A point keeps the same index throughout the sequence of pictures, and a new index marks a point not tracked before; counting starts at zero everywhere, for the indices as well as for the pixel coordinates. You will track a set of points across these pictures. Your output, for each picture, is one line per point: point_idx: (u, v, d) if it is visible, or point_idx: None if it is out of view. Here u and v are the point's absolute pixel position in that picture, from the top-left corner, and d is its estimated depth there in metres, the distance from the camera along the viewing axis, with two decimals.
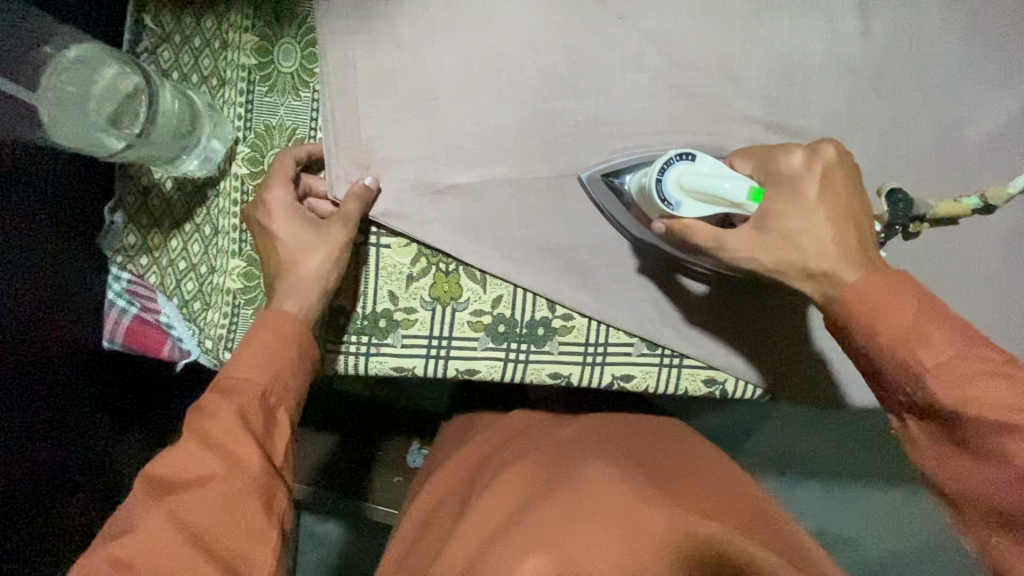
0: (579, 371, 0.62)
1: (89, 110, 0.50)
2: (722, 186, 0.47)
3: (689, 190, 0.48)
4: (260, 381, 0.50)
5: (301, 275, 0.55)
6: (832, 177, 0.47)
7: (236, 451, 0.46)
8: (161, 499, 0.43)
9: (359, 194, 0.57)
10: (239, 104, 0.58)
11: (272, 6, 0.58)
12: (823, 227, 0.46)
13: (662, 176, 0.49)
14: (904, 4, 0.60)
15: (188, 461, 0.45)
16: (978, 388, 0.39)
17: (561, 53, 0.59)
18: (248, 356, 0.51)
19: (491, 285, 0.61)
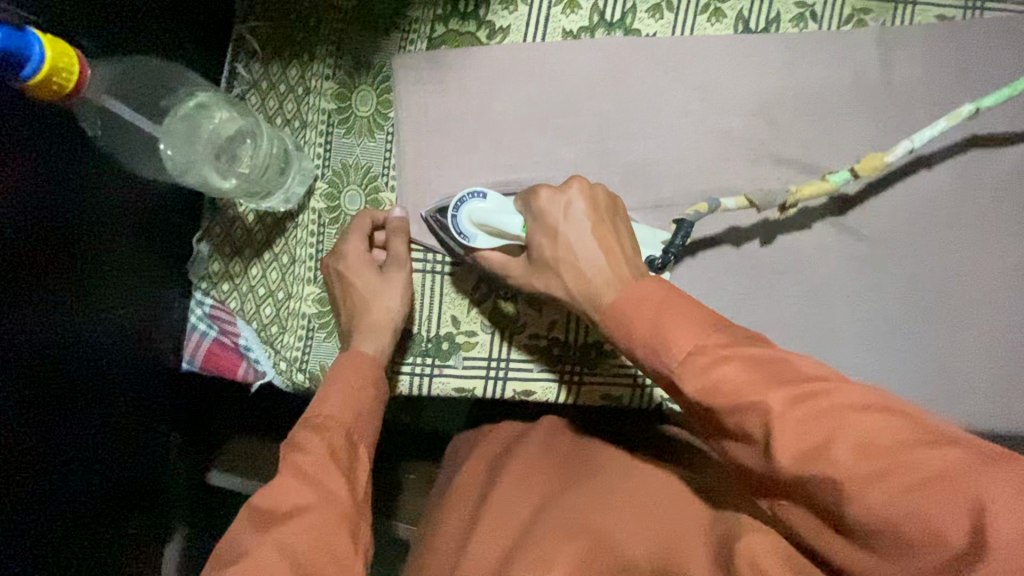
0: (629, 392, 0.65)
1: (199, 152, 0.56)
2: (508, 220, 0.53)
3: (478, 225, 0.55)
4: (346, 420, 0.54)
5: (376, 314, 0.59)
6: (574, 212, 0.49)
7: (328, 484, 0.48)
8: (266, 527, 0.46)
9: (400, 229, 0.62)
10: (319, 144, 0.64)
11: (352, 58, 0.64)
12: (583, 260, 0.48)
13: (457, 212, 0.57)
14: (923, 60, 0.66)
15: (284, 493, 0.48)
16: (712, 374, 0.38)
17: (613, 100, 0.65)
18: (337, 393, 0.55)
19: (548, 310, 0.65)
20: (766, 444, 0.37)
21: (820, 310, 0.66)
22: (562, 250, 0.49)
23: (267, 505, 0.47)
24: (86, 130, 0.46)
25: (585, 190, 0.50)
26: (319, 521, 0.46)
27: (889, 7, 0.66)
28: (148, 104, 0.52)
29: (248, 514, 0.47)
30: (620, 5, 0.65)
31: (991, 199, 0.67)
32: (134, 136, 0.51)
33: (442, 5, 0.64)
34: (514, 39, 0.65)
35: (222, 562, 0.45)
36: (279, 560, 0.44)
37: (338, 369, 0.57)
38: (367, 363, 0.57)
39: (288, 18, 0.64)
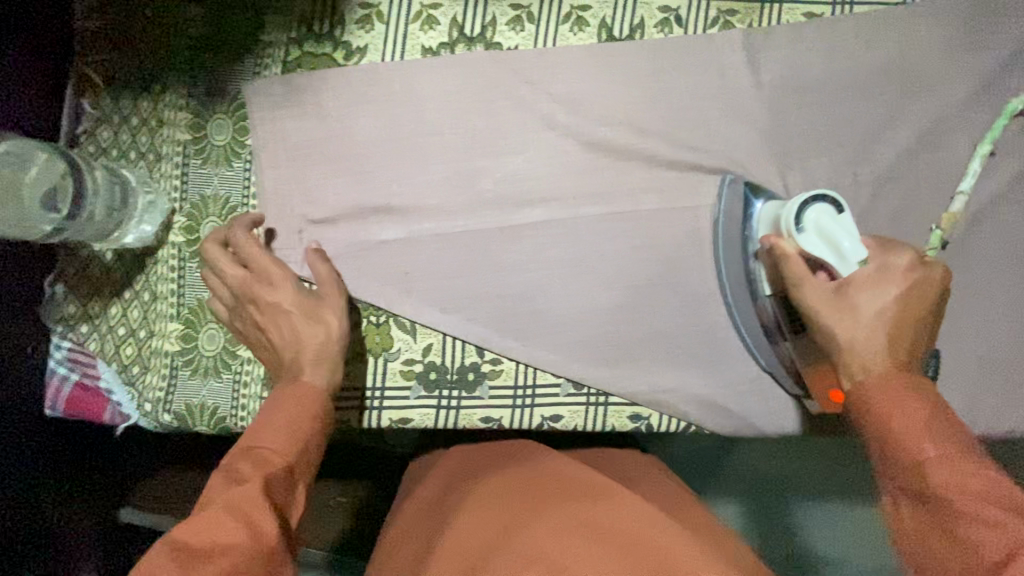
0: (509, 415, 0.64)
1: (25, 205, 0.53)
2: (847, 244, 0.50)
3: (830, 229, 0.51)
4: (282, 450, 0.50)
5: (311, 343, 0.55)
6: (925, 285, 0.49)
7: (258, 518, 0.43)
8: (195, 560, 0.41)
9: (320, 254, 0.59)
10: (175, 177, 0.62)
11: (204, 86, 0.63)
12: (890, 304, 0.48)
13: (811, 202, 0.52)
14: (791, 59, 0.65)
15: (211, 527, 0.43)
16: (970, 483, 0.41)
17: (478, 116, 0.64)
18: (283, 421, 0.52)
19: (422, 335, 0.64)
20: (1001, 561, 0.37)
21: (701, 316, 0.64)
22: (874, 293, 0.49)
23: (195, 537, 0.42)
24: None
25: (944, 275, 0.50)
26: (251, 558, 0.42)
27: (754, 9, 0.65)
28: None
29: (173, 551, 0.41)
30: (479, 20, 0.64)
31: (869, 197, 0.65)
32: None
33: (297, 28, 0.63)
34: (372, 59, 0.63)
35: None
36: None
37: (280, 397, 0.53)
38: (312, 394, 0.54)
39: (135, 48, 0.62)
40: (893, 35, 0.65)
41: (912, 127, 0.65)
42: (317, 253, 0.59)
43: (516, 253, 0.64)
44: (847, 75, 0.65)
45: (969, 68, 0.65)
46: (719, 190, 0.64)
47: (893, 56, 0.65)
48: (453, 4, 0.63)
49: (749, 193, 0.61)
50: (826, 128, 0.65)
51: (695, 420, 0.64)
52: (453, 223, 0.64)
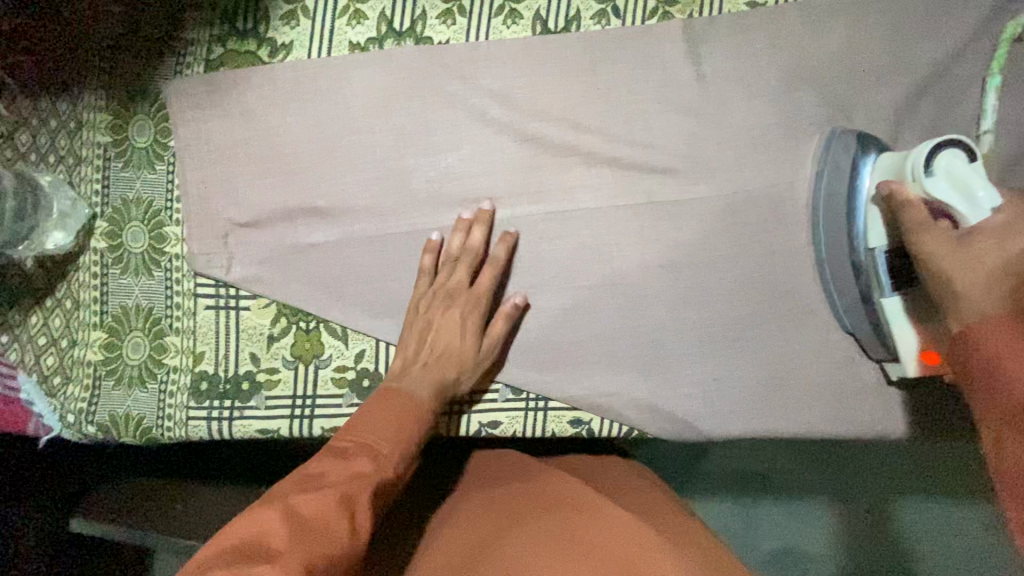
0: (445, 422, 0.62)
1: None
2: (982, 191, 0.46)
3: (957, 175, 0.47)
4: (392, 452, 0.48)
5: (457, 343, 0.57)
6: None
7: (363, 508, 0.43)
8: (300, 539, 0.39)
9: (508, 314, 0.60)
10: (96, 181, 0.61)
11: (125, 86, 0.61)
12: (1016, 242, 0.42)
13: (943, 144, 0.48)
14: (734, 50, 0.63)
15: (325, 506, 0.42)
16: None
17: (409, 113, 0.62)
18: (385, 425, 0.50)
19: (354, 340, 0.62)
20: None
21: (641, 318, 0.62)
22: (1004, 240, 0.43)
23: (304, 516, 0.41)
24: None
25: None
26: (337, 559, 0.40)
27: None
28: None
29: (281, 519, 0.40)
30: (408, 13, 0.61)
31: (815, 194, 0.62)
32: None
33: (219, 25, 0.61)
34: (298, 56, 0.61)
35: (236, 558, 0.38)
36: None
37: (398, 400, 0.52)
38: (418, 410, 0.52)
39: (52, 49, 0.60)
40: (839, 23, 0.63)
41: (860, 119, 0.63)
42: (514, 309, 0.60)
43: None
44: (793, 65, 0.63)
45: (920, 56, 0.62)
46: (829, 143, 0.61)
47: (839, 44, 0.63)
48: None
49: (855, 153, 0.58)
50: (772, 121, 0.62)
51: (637, 424, 0.62)
52: (385, 224, 0.62)
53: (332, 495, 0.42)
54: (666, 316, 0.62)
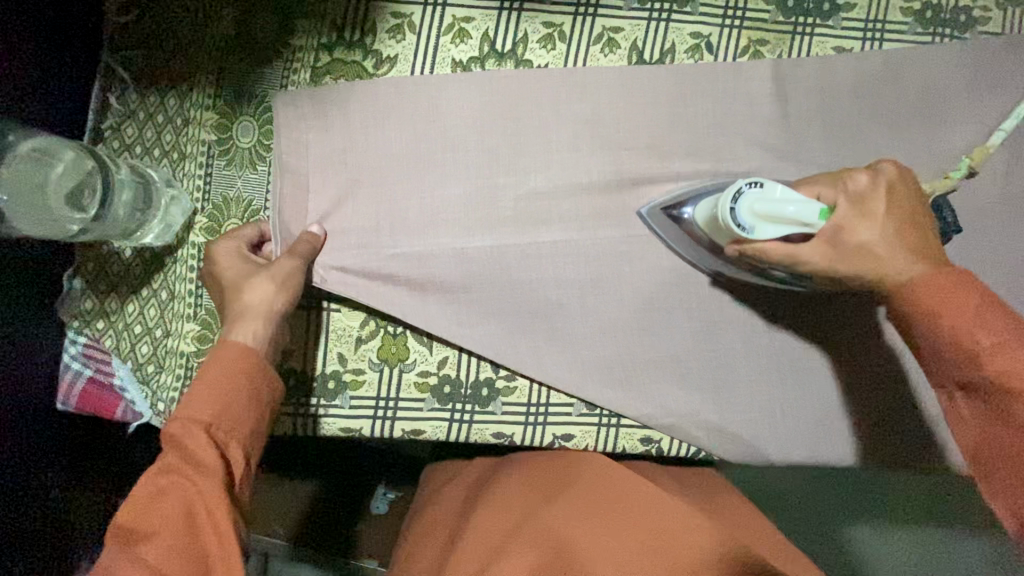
0: (521, 431, 0.64)
1: (52, 202, 0.53)
2: (792, 211, 0.49)
3: (764, 215, 0.49)
4: (204, 415, 0.47)
5: (252, 299, 0.54)
6: (898, 194, 0.49)
7: (190, 489, 0.43)
8: (132, 547, 0.42)
9: (308, 240, 0.59)
10: (198, 176, 0.62)
11: (233, 87, 0.63)
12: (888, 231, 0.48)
13: (735, 203, 0.51)
14: (818, 92, 0.65)
15: (156, 501, 0.43)
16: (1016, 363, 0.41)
17: (503, 134, 0.64)
18: (199, 392, 0.48)
19: (438, 348, 0.64)
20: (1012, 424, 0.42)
21: (713, 344, 0.64)
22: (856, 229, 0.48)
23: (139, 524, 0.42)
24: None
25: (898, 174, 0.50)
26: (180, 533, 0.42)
27: (785, 40, 0.65)
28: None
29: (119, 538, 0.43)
30: (511, 36, 0.64)
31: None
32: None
33: (327, 34, 0.63)
34: (401, 69, 0.63)
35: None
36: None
37: (202, 369, 0.50)
38: (237, 359, 0.50)
39: (164, 46, 0.62)
40: (922, 74, 0.65)
41: (934, 167, 0.65)
42: (310, 239, 0.59)
43: (535, 272, 0.64)
44: (875, 111, 0.65)
45: (993, 111, 0.65)
46: (647, 224, 0.64)
47: (919, 93, 0.65)
48: (486, 18, 0.63)
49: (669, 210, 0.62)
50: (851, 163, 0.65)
51: (704, 445, 0.65)
52: (472, 238, 0.64)
53: (144, 496, 0.43)
54: (736, 344, 0.65)
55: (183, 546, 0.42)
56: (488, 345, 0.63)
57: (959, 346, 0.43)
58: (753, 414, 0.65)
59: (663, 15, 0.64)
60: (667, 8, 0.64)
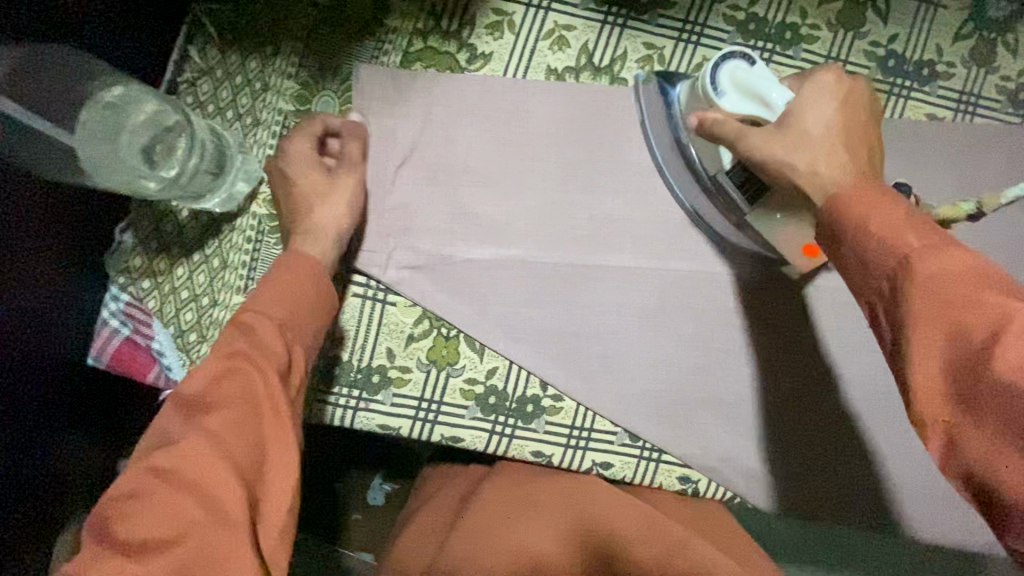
0: (560, 453, 0.63)
1: (124, 155, 0.50)
2: (770, 91, 0.48)
3: (740, 82, 0.49)
4: (275, 315, 0.48)
5: (324, 209, 0.55)
6: (855, 105, 0.47)
7: (255, 379, 0.44)
8: (190, 416, 0.41)
9: (353, 132, 0.58)
10: (269, 145, 0.60)
11: (318, 58, 0.60)
12: (838, 135, 0.44)
13: (719, 63, 0.50)
14: (906, 156, 0.64)
15: (217, 381, 0.43)
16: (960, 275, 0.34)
17: (585, 149, 0.62)
18: (273, 291, 0.49)
19: (488, 357, 0.63)
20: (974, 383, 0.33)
21: (764, 391, 0.64)
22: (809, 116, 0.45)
23: (195, 395, 0.42)
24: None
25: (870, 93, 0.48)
26: (239, 414, 0.42)
27: (881, 99, 0.65)
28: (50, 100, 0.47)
29: (178, 406, 0.42)
30: (610, 51, 0.62)
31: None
32: (29, 133, 0.45)
33: (424, 20, 0.61)
34: (494, 68, 0.61)
35: (142, 456, 0.40)
36: (178, 496, 0.38)
37: (274, 274, 0.51)
38: (308, 268, 0.51)
39: (254, 6, 0.59)
40: (1009, 156, 0.65)
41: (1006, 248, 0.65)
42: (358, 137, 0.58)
43: (597, 294, 0.63)
44: (957, 184, 0.65)
45: None
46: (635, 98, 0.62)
47: (1001, 173, 0.65)
48: (587, 29, 0.62)
49: (665, 85, 0.61)
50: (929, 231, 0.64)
51: (741, 492, 0.64)
52: (540, 252, 0.62)
53: (208, 373, 0.43)
54: (787, 395, 0.64)
55: (243, 421, 0.42)
56: (540, 361, 0.62)
57: (888, 249, 0.37)
58: (792, 468, 0.64)
59: (764, 55, 0.63)
60: (769, 48, 0.63)
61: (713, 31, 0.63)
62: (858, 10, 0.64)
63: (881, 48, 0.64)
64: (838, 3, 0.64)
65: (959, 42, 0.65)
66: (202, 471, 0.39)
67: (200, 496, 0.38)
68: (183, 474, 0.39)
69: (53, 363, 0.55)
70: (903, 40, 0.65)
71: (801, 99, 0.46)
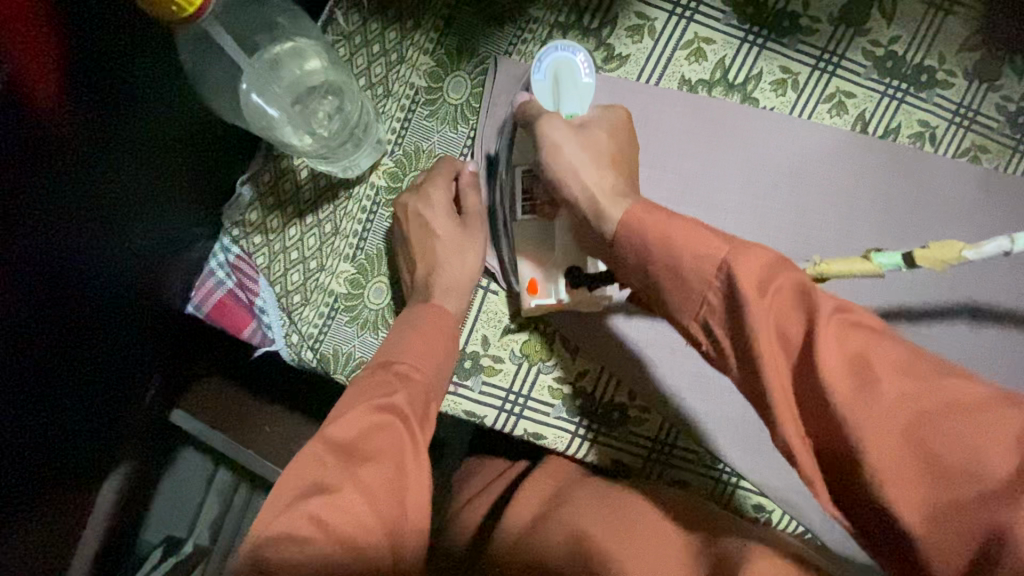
0: (639, 465, 0.63)
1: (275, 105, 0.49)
2: (569, 97, 0.53)
3: (560, 74, 0.53)
4: (421, 370, 0.47)
5: (468, 247, 0.56)
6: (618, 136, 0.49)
7: (402, 437, 0.42)
8: (346, 463, 0.40)
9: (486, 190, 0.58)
10: (397, 119, 0.60)
11: (457, 38, 0.60)
12: (602, 154, 0.45)
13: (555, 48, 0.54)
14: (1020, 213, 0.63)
15: (372, 431, 0.41)
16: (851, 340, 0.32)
17: (706, 165, 0.62)
18: (416, 341, 0.48)
19: (581, 358, 0.62)
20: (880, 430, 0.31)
21: None
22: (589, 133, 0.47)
23: (344, 441, 0.41)
24: (179, 49, 0.45)
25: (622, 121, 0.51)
26: (388, 472, 0.40)
27: (1006, 154, 0.64)
28: (248, 27, 0.47)
29: (332, 450, 0.40)
30: (745, 71, 0.62)
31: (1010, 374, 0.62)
32: (227, 69, 0.47)
33: (566, 14, 0.60)
34: (629, 71, 0.61)
35: (290, 505, 0.38)
36: (330, 547, 0.36)
37: (415, 321, 0.50)
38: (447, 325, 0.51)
39: None
40: None
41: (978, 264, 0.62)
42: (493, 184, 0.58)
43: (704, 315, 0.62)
44: (902, 200, 0.63)
45: None
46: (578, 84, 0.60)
47: None
48: (727, 45, 0.61)
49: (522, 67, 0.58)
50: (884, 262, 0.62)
51: (815, 530, 0.62)
52: None
53: (364, 422, 0.41)
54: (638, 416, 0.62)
55: (393, 481, 0.40)
56: (632, 371, 0.62)
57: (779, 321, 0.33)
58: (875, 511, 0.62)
59: (897, 94, 0.63)
60: (902, 88, 0.63)
61: (850, 64, 0.62)
62: (995, 62, 0.63)
63: (1013, 103, 0.64)
64: (976, 52, 0.63)
65: None
66: (357, 527, 0.37)
67: (355, 554, 0.37)
68: (337, 525, 0.37)
69: (153, 302, 0.54)
70: None
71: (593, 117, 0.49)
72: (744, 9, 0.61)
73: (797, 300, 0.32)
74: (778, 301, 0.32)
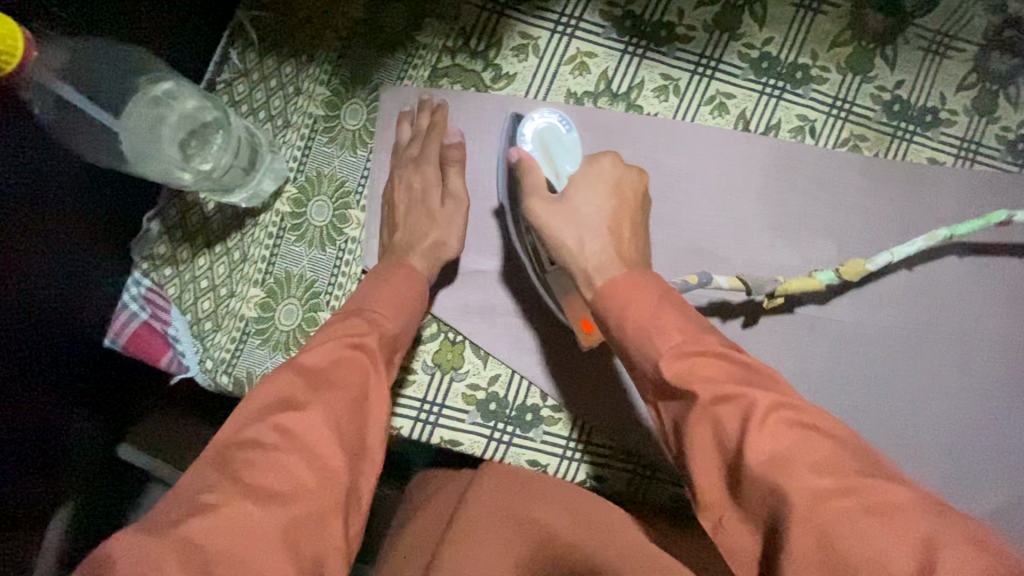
0: (555, 464, 0.64)
1: (164, 148, 0.52)
2: (565, 163, 0.57)
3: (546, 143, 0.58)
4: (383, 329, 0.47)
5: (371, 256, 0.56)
6: (624, 193, 0.52)
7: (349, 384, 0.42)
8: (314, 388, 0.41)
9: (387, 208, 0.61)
10: (297, 147, 0.63)
11: (350, 68, 0.63)
12: (602, 226, 0.49)
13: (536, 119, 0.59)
14: (903, 196, 0.66)
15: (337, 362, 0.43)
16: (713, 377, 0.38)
17: None
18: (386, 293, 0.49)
19: (491, 364, 0.64)
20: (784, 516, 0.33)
21: None
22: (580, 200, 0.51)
23: (314, 367, 0.42)
24: (32, 108, 0.44)
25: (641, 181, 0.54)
26: (350, 399, 0.42)
27: (884, 141, 0.67)
28: (102, 80, 0.49)
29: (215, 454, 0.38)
30: (628, 80, 0.65)
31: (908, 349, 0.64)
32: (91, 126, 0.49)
33: (453, 39, 0.64)
34: (517, 88, 0.64)
35: (250, 422, 0.39)
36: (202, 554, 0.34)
37: None
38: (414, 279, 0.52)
39: (294, 15, 0.63)
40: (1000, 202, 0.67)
41: (930, 301, 0.65)
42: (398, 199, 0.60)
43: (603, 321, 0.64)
44: (789, 191, 0.66)
45: None
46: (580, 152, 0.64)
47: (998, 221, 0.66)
48: (608, 58, 0.65)
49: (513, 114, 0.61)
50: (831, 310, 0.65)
51: None
52: None
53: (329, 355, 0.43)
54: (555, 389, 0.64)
55: (351, 417, 0.41)
56: (542, 372, 0.64)
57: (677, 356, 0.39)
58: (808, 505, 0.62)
59: (775, 92, 0.66)
60: (780, 86, 0.66)
61: (727, 67, 0.66)
62: (866, 55, 0.67)
63: (887, 93, 0.67)
64: (848, 48, 0.67)
65: (963, 91, 0.67)
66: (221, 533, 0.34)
67: (314, 466, 0.38)
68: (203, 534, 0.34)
69: (71, 347, 0.55)
70: (908, 86, 0.67)
71: (591, 174, 0.52)
72: (622, 23, 0.65)
73: (726, 381, 0.37)
74: (706, 384, 0.37)
